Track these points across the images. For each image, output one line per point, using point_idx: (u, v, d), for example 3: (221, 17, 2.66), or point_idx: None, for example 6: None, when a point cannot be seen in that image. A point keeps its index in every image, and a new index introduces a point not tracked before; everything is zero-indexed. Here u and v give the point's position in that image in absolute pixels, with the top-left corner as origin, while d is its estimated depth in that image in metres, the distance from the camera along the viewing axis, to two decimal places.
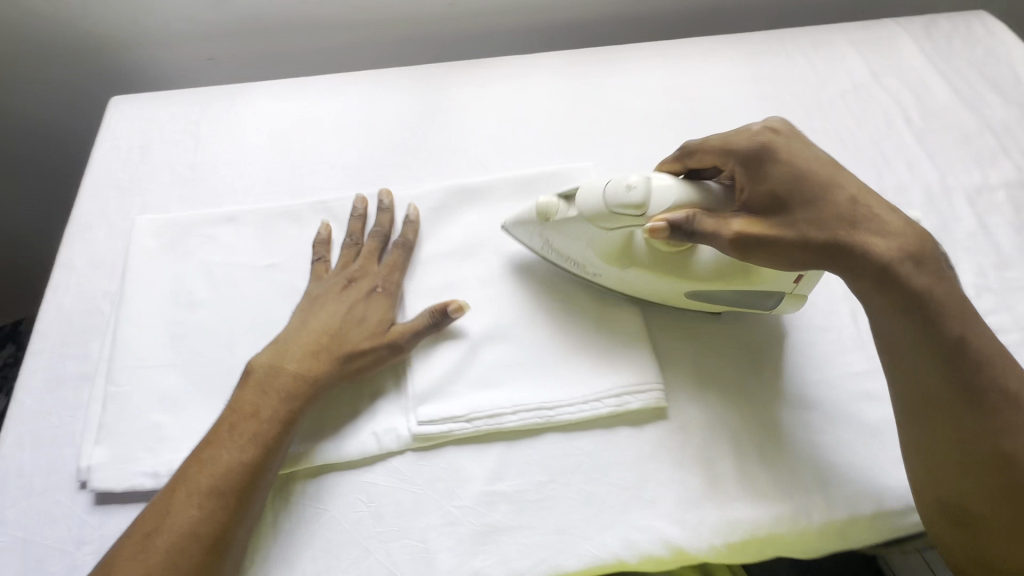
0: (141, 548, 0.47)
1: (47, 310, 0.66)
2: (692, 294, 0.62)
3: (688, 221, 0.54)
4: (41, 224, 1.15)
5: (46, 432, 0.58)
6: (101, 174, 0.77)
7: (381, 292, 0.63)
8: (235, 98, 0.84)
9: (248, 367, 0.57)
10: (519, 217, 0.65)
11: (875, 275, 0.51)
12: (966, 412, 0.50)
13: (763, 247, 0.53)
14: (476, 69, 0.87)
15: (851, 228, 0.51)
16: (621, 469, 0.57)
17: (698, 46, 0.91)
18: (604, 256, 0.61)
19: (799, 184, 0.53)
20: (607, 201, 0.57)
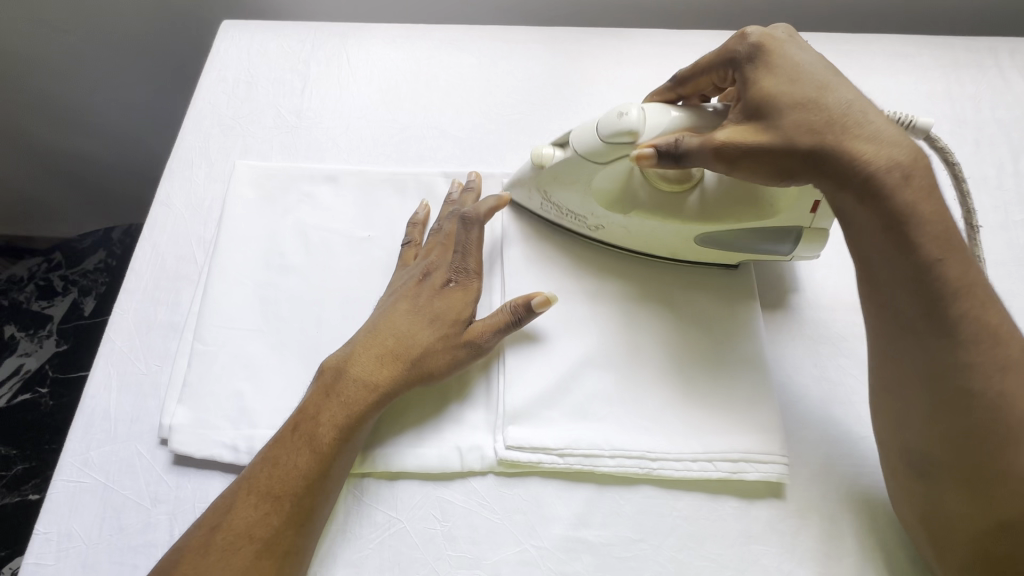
0: (208, 543, 0.46)
1: (142, 247, 0.64)
2: (703, 240, 0.58)
3: (675, 144, 0.49)
4: (141, 135, 1.16)
5: (134, 378, 0.57)
6: (205, 107, 0.73)
7: (457, 285, 0.56)
8: (348, 39, 0.77)
9: (320, 366, 0.54)
10: (518, 175, 0.62)
11: (858, 185, 0.45)
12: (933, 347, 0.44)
13: (749, 152, 0.47)
14: (615, 42, 0.76)
15: (839, 132, 0.45)
16: (719, 541, 0.51)
17: (885, 46, 0.75)
18: (604, 203, 0.59)
19: (792, 84, 0.47)
20: (600, 133, 0.54)
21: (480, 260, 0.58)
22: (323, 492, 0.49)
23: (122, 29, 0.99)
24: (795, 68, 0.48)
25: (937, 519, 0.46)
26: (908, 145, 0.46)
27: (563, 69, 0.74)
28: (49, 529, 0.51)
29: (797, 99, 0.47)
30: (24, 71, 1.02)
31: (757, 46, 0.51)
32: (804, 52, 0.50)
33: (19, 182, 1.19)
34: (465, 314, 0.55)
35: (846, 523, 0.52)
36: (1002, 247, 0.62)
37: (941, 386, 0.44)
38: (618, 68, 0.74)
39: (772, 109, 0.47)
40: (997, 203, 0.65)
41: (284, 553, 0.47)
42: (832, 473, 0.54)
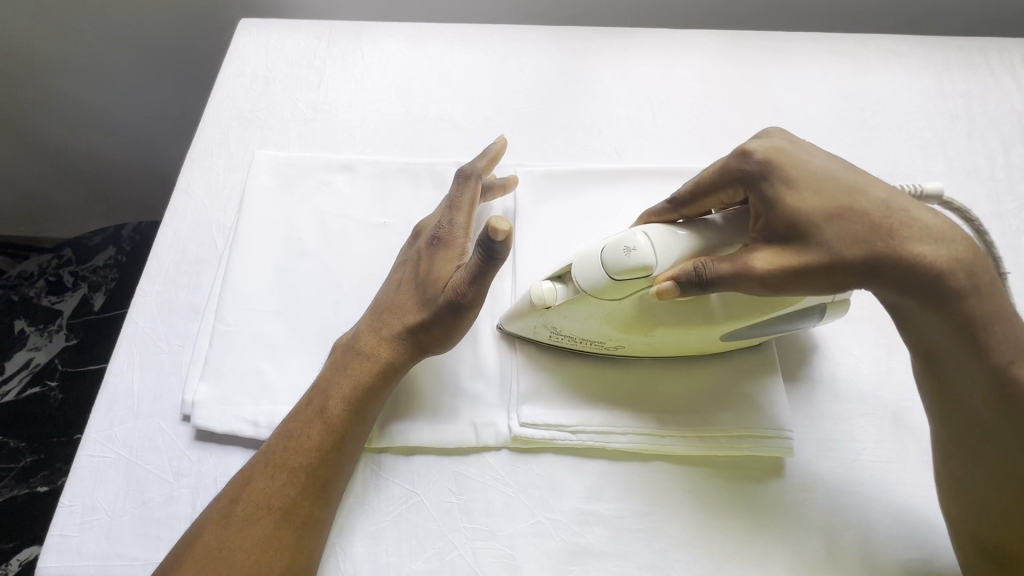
0: (229, 512, 0.47)
1: (164, 233, 0.65)
2: (728, 335, 0.54)
3: (696, 273, 0.46)
4: (155, 134, 1.18)
5: (156, 357, 0.59)
6: (224, 100, 0.75)
7: (437, 240, 0.57)
8: (363, 36, 0.80)
9: (333, 345, 0.56)
10: (512, 310, 0.56)
11: (924, 296, 0.43)
12: (993, 428, 0.45)
13: (794, 275, 0.45)
14: (621, 41, 0.79)
15: (892, 239, 0.44)
16: (727, 514, 0.52)
17: (881, 44, 0.78)
18: (617, 325, 0.52)
19: (818, 196, 0.45)
20: (606, 269, 0.48)
21: (468, 215, 0.57)
22: (336, 464, 0.51)
23: (136, 31, 1.01)
24: (813, 178, 0.46)
25: (1006, 557, 0.46)
26: (962, 236, 0.44)
27: (570, 66, 0.77)
28: (73, 502, 0.52)
29: (829, 211, 0.45)
30: (35, 71, 1.04)
31: (764, 161, 0.48)
32: (812, 157, 0.48)
33: (28, 178, 1.20)
34: (450, 270, 0.55)
35: (850, 496, 0.53)
36: (995, 234, 0.65)
37: (1004, 455, 0.45)
38: (624, 65, 0.77)
39: (806, 224, 0.45)
40: (989, 192, 0.68)
41: (302, 522, 0.48)
42: (835, 449, 0.56)
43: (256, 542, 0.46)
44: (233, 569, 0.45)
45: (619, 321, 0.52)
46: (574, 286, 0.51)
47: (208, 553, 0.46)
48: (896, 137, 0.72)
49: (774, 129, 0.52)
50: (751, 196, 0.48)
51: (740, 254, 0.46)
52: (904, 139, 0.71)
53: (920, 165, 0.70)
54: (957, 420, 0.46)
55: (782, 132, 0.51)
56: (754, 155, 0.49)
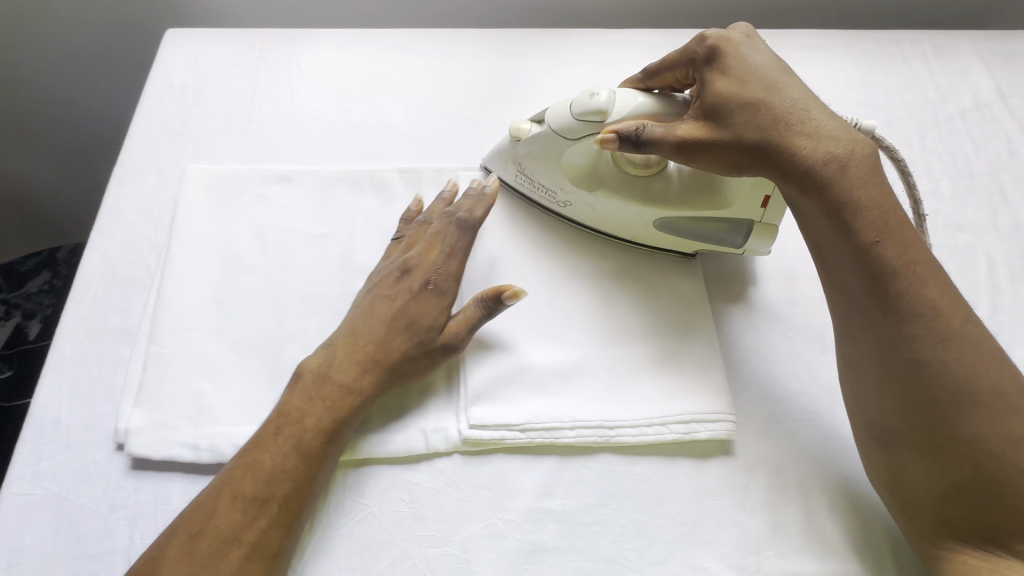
0: (190, 551, 0.45)
1: (91, 255, 0.63)
2: (660, 224, 0.61)
3: (636, 131, 0.52)
4: (85, 152, 1.11)
5: (86, 385, 0.56)
6: (153, 113, 0.72)
7: (432, 287, 0.56)
8: (298, 43, 0.78)
9: (298, 368, 0.53)
10: (496, 148, 0.66)
11: (802, 180, 0.50)
12: (869, 304, 0.49)
13: (705, 149, 0.52)
14: (558, 42, 0.80)
15: (782, 131, 0.50)
16: (676, 500, 0.54)
17: (804, 39, 0.82)
18: (573, 179, 0.62)
19: (743, 84, 0.52)
20: (572, 111, 0.57)
21: (462, 266, 0.57)
22: (309, 493, 0.50)
23: (60, 40, 0.97)
24: (745, 68, 0.53)
25: (890, 440, 0.49)
26: (851, 139, 0.50)
27: (509, 68, 0.77)
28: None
29: (746, 98, 0.51)
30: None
31: (714, 48, 0.55)
32: (754, 52, 0.54)
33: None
34: (442, 318, 0.55)
35: (792, 474, 0.55)
36: None
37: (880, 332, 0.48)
38: (562, 65, 0.78)
39: (723, 107, 0.52)
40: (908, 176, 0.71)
41: (271, 555, 0.47)
42: (776, 429, 0.57)
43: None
44: None
45: (578, 172, 0.62)
46: (547, 125, 0.60)
47: None
48: None
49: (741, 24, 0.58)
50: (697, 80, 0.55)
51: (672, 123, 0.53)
52: None
53: None
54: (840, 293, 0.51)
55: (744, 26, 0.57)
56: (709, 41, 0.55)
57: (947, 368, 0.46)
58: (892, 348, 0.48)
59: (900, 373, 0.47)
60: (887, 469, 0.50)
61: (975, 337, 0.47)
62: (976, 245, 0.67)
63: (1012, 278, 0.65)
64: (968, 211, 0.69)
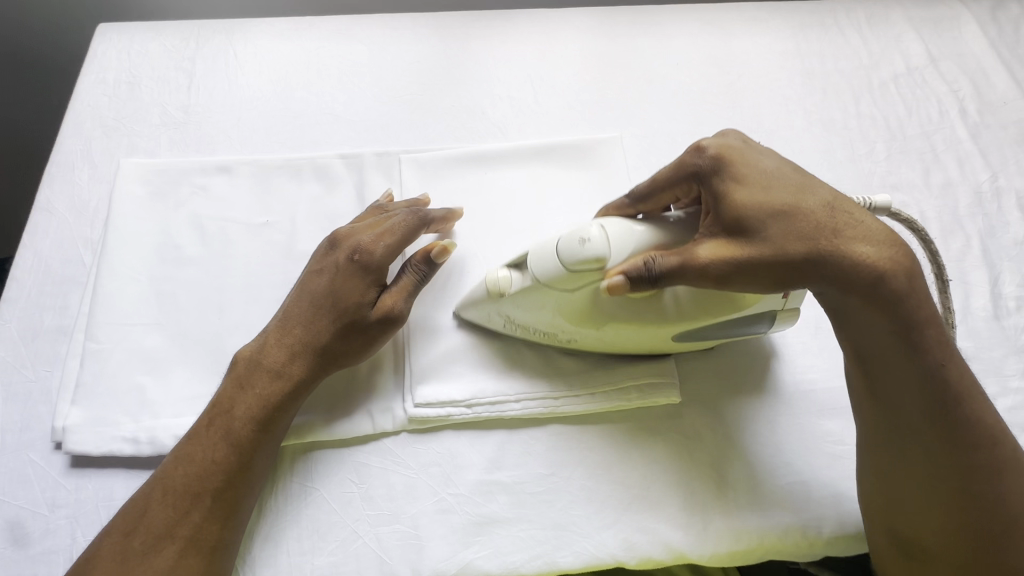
0: (124, 549, 0.45)
1: (24, 255, 0.61)
2: (678, 337, 0.54)
3: (646, 268, 0.46)
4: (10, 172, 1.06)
5: (21, 386, 0.55)
6: (85, 110, 0.71)
7: (358, 259, 0.54)
8: (234, 33, 0.77)
9: (233, 358, 0.54)
10: (470, 298, 0.56)
11: (866, 297, 0.45)
12: (931, 426, 0.46)
13: (741, 268, 0.46)
14: (499, 24, 0.80)
15: (834, 239, 0.45)
16: (623, 466, 0.55)
17: (743, 12, 0.83)
18: (575, 321, 0.52)
19: (765, 194, 0.47)
20: (562, 261, 0.49)
21: (394, 237, 0.55)
22: (246, 481, 0.49)
23: None
24: (764, 177, 0.48)
25: (921, 554, 0.48)
26: (899, 242, 0.47)
27: (451, 52, 0.77)
28: None
29: (780, 207, 0.46)
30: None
31: (717, 158, 0.49)
32: (763, 160, 0.49)
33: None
34: (370, 294, 0.54)
35: (737, 432, 0.57)
36: (849, 178, 0.71)
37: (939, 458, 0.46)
38: (504, 46, 0.78)
39: (753, 221, 0.46)
40: (844, 140, 0.73)
41: (211, 546, 0.47)
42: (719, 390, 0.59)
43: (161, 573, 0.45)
44: None
45: (575, 313, 0.52)
46: (531, 274, 0.51)
47: None
48: (760, 98, 0.76)
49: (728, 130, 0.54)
50: (703, 194, 0.49)
51: (692, 244, 0.47)
52: (768, 98, 0.76)
53: (784, 122, 0.74)
54: (897, 418, 0.48)
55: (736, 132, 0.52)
56: (710, 152, 0.50)
57: (1001, 499, 0.46)
58: (950, 477, 0.46)
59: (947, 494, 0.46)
60: None
61: (1022, 461, 0.47)
62: (909, 204, 0.69)
63: (944, 233, 0.67)
64: (901, 173, 0.71)
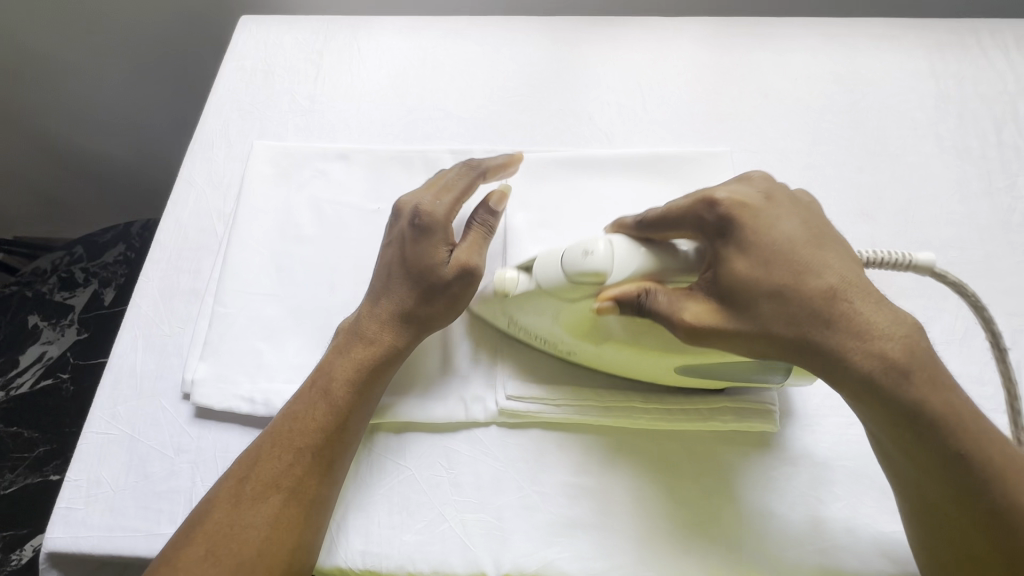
0: (236, 492, 0.49)
1: (166, 221, 0.68)
2: (680, 369, 0.52)
3: (637, 301, 0.46)
4: (160, 146, 1.25)
5: (158, 339, 0.61)
6: (225, 94, 0.77)
7: (417, 225, 0.56)
8: (359, 29, 0.82)
9: (337, 330, 0.57)
10: (481, 293, 0.57)
11: (860, 388, 0.43)
12: (960, 516, 0.42)
13: (722, 337, 0.45)
14: (610, 30, 0.80)
15: (826, 327, 0.43)
16: (712, 488, 0.54)
17: (872, 27, 0.78)
18: (574, 333, 0.52)
19: (761, 266, 0.45)
20: (565, 272, 0.48)
21: (452, 199, 0.57)
22: (342, 444, 0.52)
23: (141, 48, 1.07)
24: (768, 246, 0.45)
25: None
26: (907, 335, 0.43)
27: (561, 56, 0.78)
28: (79, 476, 0.54)
29: (770, 286, 0.44)
30: (40, 67, 1.08)
31: (725, 216, 0.46)
32: (776, 222, 0.46)
33: (32, 171, 1.26)
34: (445, 253, 0.55)
35: (836, 470, 0.54)
36: (985, 212, 0.65)
37: (973, 539, 0.42)
38: (615, 51, 0.78)
39: (743, 294, 0.45)
40: (980, 171, 0.68)
41: (310, 501, 0.50)
42: (821, 424, 0.56)
43: (266, 519, 0.48)
44: (244, 545, 0.47)
45: (574, 326, 0.52)
46: (535, 280, 0.51)
47: (217, 531, 0.47)
48: (885, 120, 0.72)
49: (757, 175, 0.50)
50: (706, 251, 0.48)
51: (681, 298, 0.46)
52: (895, 121, 0.72)
53: (911, 147, 0.70)
54: (913, 493, 0.44)
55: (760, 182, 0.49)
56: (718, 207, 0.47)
57: None
58: (994, 561, 0.41)
59: (999, 566, 0.41)
60: None
61: None
62: None
63: None
64: None
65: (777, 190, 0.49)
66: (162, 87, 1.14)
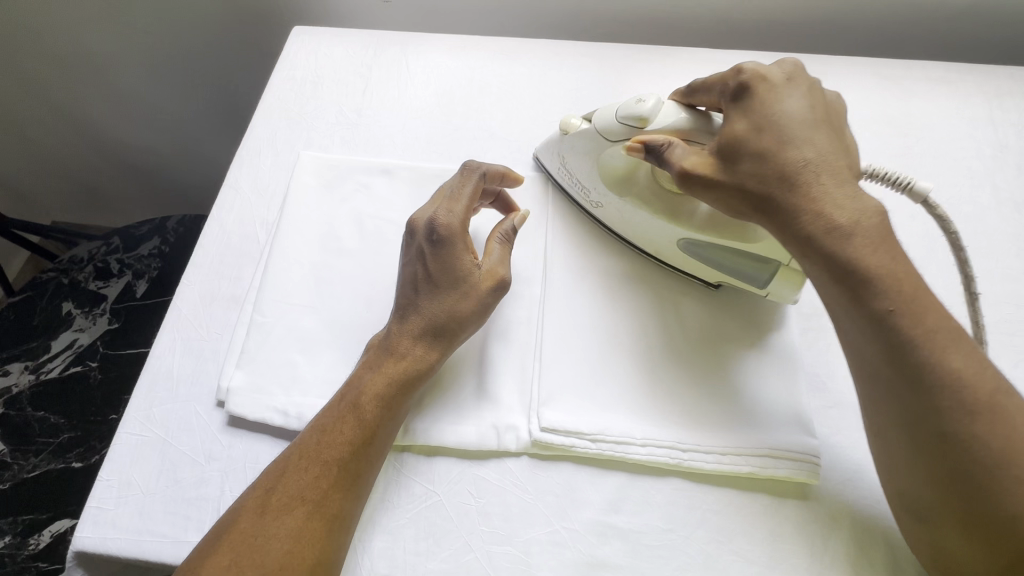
0: (262, 503, 0.48)
1: (210, 225, 0.69)
2: (682, 244, 0.61)
3: (661, 146, 0.54)
4: (204, 148, 1.28)
5: (196, 343, 0.62)
6: (275, 102, 0.79)
7: (436, 239, 0.56)
8: (408, 46, 0.83)
9: (368, 342, 0.58)
10: (547, 140, 0.69)
11: (801, 239, 0.48)
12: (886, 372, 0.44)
13: (710, 186, 0.52)
14: (659, 59, 0.79)
15: (789, 188, 0.48)
16: (748, 538, 0.52)
17: (928, 70, 0.77)
18: (608, 181, 0.63)
19: (756, 132, 0.50)
20: (617, 114, 0.58)
21: (467, 208, 0.58)
22: (368, 459, 0.51)
23: (195, 53, 1.10)
24: (773, 115, 0.51)
25: (926, 514, 0.45)
26: (862, 205, 0.47)
27: (609, 83, 0.78)
28: (111, 476, 0.55)
29: (759, 148, 0.50)
30: (93, 63, 1.11)
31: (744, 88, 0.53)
32: (787, 99, 0.51)
33: (76, 160, 1.29)
34: (473, 263, 0.56)
35: (880, 531, 0.52)
36: None
37: (901, 400, 0.44)
38: (664, 81, 0.77)
39: (733, 152, 0.51)
40: None
41: (331, 516, 0.49)
42: (864, 480, 0.54)
43: (289, 534, 0.47)
44: (267, 559, 0.46)
45: (613, 173, 0.63)
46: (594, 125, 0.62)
47: (243, 543, 0.46)
48: (940, 166, 0.70)
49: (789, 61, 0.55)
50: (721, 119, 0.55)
51: (691, 150, 0.53)
52: (950, 169, 0.70)
53: (966, 195, 0.68)
54: (851, 349, 0.47)
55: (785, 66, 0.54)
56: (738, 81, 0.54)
57: (985, 454, 0.41)
58: (924, 419, 0.43)
59: (935, 442, 0.43)
60: (933, 539, 0.45)
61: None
62: None
63: None
64: None
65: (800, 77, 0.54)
66: (213, 93, 1.18)
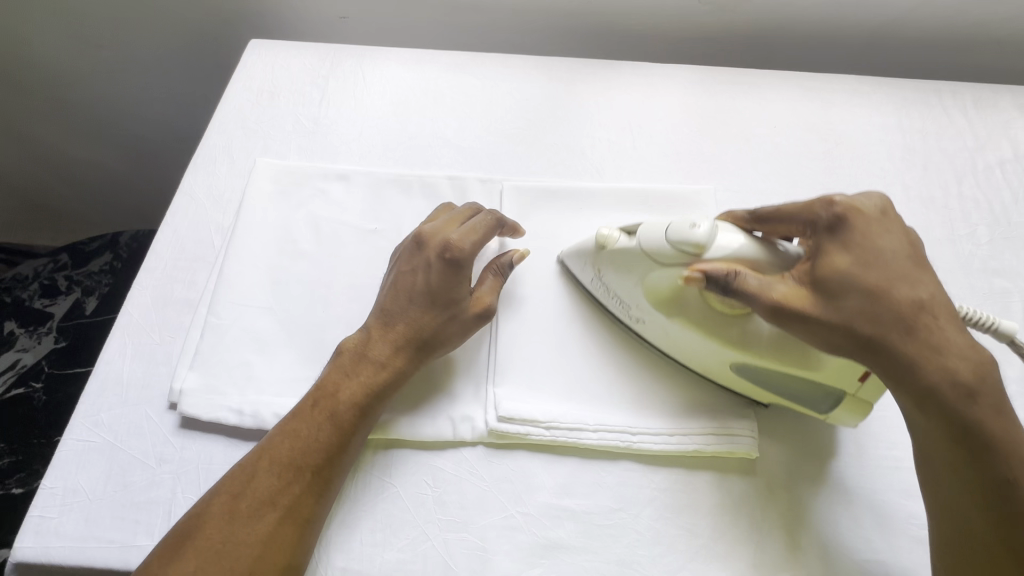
0: (230, 509, 0.48)
1: (164, 231, 0.69)
2: (738, 368, 0.55)
3: (728, 279, 0.49)
4: (157, 167, 1.27)
5: (148, 348, 0.61)
6: (231, 112, 0.80)
7: (449, 260, 0.57)
8: (365, 58, 0.85)
9: (339, 347, 0.57)
10: (578, 248, 0.63)
11: (923, 394, 0.47)
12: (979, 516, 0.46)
13: (805, 321, 0.48)
14: (604, 71, 0.84)
15: (905, 332, 0.47)
16: (694, 513, 0.55)
17: (845, 83, 0.84)
18: (653, 300, 0.57)
19: (864, 266, 0.49)
20: (668, 237, 0.53)
21: (479, 235, 0.59)
22: (341, 464, 0.52)
23: (146, 67, 1.09)
24: (875, 251, 0.50)
25: None
26: (975, 359, 0.47)
27: (558, 94, 0.82)
28: (55, 484, 0.53)
29: (867, 284, 0.48)
30: (41, 76, 1.09)
31: (841, 216, 0.51)
32: (887, 235, 0.51)
33: (20, 175, 1.25)
34: (467, 289, 0.58)
35: (811, 498, 0.56)
36: (947, 257, 0.69)
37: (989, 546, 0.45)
38: (607, 92, 0.82)
39: (836, 285, 0.49)
40: (943, 219, 0.73)
41: (303, 520, 0.49)
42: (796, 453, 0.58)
43: (259, 537, 0.47)
44: (234, 563, 0.46)
45: (657, 294, 0.56)
46: (637, 241, 0.56)
47: (208, 549, 0.46)
48: (857, 168, 0.77)
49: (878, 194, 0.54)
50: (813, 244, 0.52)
51: (772, 279, 0.50)
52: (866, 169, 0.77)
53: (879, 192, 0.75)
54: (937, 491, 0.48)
55: (879, 198, 0.53)
56: (836, 208, 0.52)
57: None
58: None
59: None
60: None
61: None
62: (1012, 291, 0.67)
63: None
64: (1004, 258, 0.69)
65: (890, 211, 0.53)
66: (167, 109, 1.17)
